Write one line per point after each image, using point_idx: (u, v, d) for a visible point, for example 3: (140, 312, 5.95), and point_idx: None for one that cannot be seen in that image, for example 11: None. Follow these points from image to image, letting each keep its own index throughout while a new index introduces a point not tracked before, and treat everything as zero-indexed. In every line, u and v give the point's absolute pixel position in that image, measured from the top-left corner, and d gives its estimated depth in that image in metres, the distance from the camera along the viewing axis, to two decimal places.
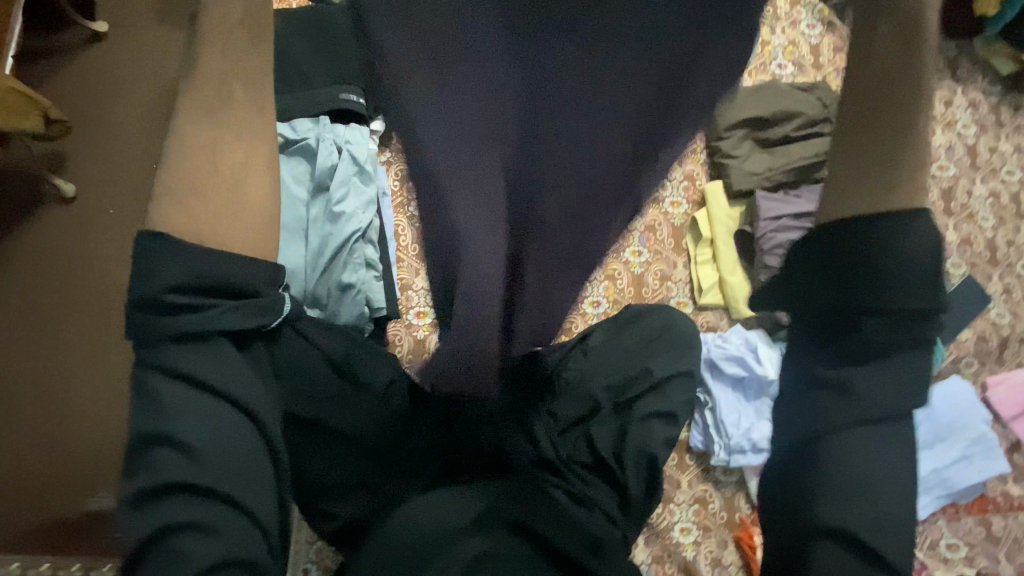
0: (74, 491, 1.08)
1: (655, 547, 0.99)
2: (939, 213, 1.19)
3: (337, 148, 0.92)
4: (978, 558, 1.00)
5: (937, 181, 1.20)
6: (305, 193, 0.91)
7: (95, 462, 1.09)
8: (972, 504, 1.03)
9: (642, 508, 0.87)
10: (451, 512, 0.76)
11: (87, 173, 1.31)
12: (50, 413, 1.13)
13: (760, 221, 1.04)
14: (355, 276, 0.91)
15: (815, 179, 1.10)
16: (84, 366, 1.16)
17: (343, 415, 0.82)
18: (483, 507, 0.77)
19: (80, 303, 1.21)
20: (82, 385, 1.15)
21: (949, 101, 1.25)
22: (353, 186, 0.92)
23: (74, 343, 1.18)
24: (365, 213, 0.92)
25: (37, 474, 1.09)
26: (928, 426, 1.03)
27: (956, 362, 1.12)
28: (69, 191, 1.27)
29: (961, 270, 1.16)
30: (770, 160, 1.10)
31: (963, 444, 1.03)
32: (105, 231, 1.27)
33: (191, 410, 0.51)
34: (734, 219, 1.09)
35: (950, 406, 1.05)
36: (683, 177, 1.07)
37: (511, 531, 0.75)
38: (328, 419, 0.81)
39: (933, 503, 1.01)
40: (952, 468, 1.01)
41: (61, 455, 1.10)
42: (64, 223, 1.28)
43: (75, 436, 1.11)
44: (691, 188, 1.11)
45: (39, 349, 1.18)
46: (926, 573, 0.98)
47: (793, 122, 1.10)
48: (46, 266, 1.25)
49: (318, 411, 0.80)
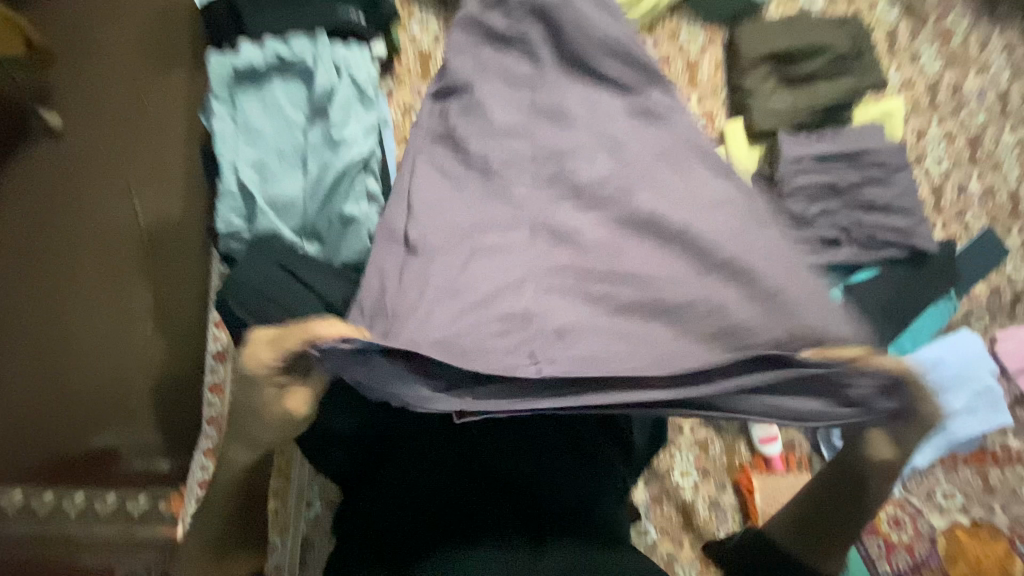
0: (83, 426, 1.09)
1: (654, 488, 1.00)
2: (962, 162, 1.14)
3: (336, 70, 0.86)
4: (973, 507, 1.01)
5: (965, 127, 1.15)
6: (303, 119, 0.85)
7: (111, 391, 1.11)
8: (969, 455, 1.04)
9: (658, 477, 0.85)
10: (441, 483, 0.74)
11: (75, 104, 1.26)
12: (53, 345, 1.14)
13: (782, 164, 0.99)
14: (358, 209, 0.84)
15: (839, 121, 1.04)
16: (94, 294, 1.17)
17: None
18: (476, 482, 0.75)
19: (79, 241, 1.20)
20: (88, 320, 1.16)
21: (984, 44, 1.17)
22: (353, 112, 0.86)
23: (87, 265, 1.19)
24: (365, 141, 0.85)
25: (45, 405, 1.11)
26: (934, 377, 1.02)
27: (966, 316, 1.09)
28: (55, 122, 1.23)
29: (979, 223, 1.12)
30: (795, 98, 1.03)
31: (965, 396, 1.02)
32: (103, 165, 1.24)
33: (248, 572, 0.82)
34: (753, 162, 1.04)
35: (956, 359, 1.03)
36: (701, 115, 1.07)
37: (498, 511, 0.73)
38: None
39: (931, 453, 1.01)
40: (954, 419, 1.01)
41: (73, 388, 1.12)
42: (55, 156, 1.24)
43: (82, 372, 1.13)
44: (710, 128, 1.07)
45: (43, 277, 1.18)
46: (922, 520, 0.97)
47: (822, 59, 1.03)
48: (36, 201, 1.22)
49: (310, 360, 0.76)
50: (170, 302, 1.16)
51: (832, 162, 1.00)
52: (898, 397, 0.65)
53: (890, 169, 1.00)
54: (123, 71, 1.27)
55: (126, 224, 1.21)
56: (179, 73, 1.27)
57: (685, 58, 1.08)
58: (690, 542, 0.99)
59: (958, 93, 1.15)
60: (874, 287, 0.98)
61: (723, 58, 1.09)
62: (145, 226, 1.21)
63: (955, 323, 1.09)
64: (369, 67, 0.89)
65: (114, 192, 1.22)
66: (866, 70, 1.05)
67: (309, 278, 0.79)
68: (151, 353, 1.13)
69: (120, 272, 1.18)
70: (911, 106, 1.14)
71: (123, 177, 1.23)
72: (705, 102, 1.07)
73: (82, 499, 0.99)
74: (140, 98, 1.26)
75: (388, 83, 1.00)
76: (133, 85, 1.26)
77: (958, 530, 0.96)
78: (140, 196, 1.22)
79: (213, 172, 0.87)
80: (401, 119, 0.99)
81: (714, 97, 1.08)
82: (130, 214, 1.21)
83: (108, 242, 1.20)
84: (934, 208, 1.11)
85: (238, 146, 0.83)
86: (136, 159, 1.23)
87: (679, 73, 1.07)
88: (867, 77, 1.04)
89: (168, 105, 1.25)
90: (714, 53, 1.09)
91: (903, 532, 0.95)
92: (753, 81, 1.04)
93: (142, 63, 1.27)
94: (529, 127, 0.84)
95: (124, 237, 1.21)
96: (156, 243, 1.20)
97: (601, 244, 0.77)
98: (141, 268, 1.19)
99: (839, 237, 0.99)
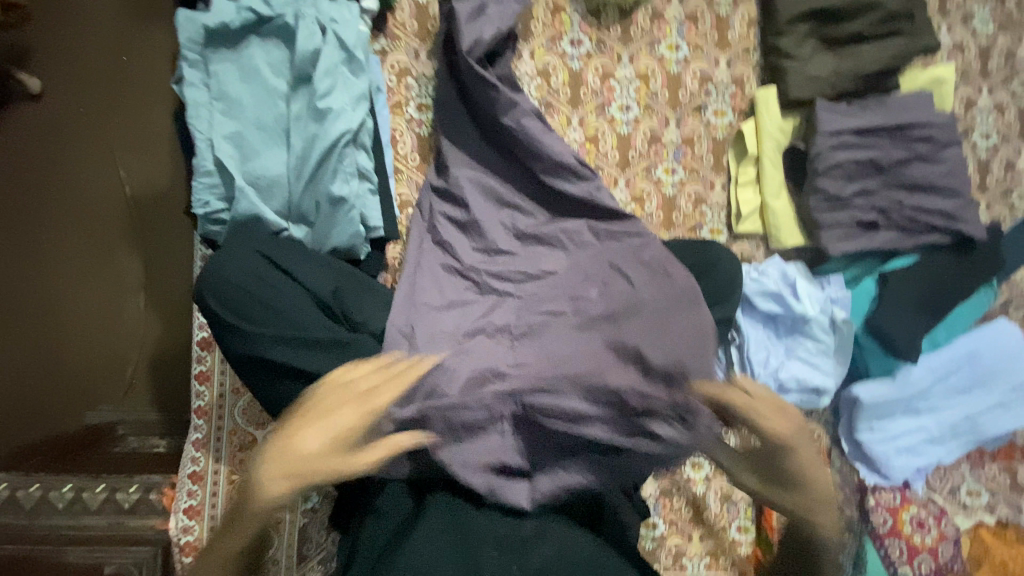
0: (77, 404, 1.07)
1: (664, 481, 0.95)
2: (1012, 136, 1.03)
3: (320, 28, 0.76)
4: (999, 506, 0.96)
5: (1017, 98, 1.03)
6: (285, 85, 0.76)
7: (102, 369, 1.09)
8: (998, 451, 0.98)
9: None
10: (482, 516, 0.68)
11: (50, 65, 1.14)
12: (35, 323, 1.09)
13: (817, 137, 0.89)
14: (347, 188, 0.76)
15: (885, 89, 0.93)
16: (80, 267, 1.11)
17: (330, 362, 0.70)
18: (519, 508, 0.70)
19: (56, 214, 1.12)
20: (73, 298, 1.10)
21: None
22: (340, 78, 0.77)
23: (70, 237, 1.12)
24: (354, 111, 0.77)
25: (31, 388, 1.06)
26: (968, 370, 0.95)
27: (1005, 305, 1.01)
28: (35, 87, 1.11)
29: None
30: (837, 62, 0.92)
31: (1000, 391, 0.95)
32: (87, 133, 1.14)
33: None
34: (786, 133, 0.94)
35: (995, 352, 0.95)
36: (731, 80, 0.96)
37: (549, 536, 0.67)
38: (315, 366, 0.69)
39: (957, 450, 0.96)
40: (986, 415, 0.95)
41: (60, 365, 1.08)
42: (32, 123, 1.13)
43: (71, 351, 1.09)
44: (739, 95, 0.97)
45: (22, 250, 1.11)
46: (947, 519, 0.92)
47: (870, 16, 0.91)
48: (17, 173, 1.12)
49: (299, 357, 0.69)
50: (166, 278, 1.12)
51: (875, 135, 0.90)
52: (709, 422, 0.72)
53: (937, 145, 0.90)
54: (100, 26, 1.15)
55: (111, 194, 1.13)
56: (159, 29, 1.16)
57: (715, 13, 0.96)
58: (700, 536, 0.95)
59: (1012, 59, 1.03)
60: (912, 274, 0.91)
61: (757, 15, 0.97)
62: (129, 196, 1.13)
63: (991, 313, 1.01)
64: (358, 25, 0.80)
65: (96, 163, 1.14)
66: (919, 30, 0.92)
67: (293, 267, 0.73)
68: (146, 327, 1.10)
69: (105, 248, 1.12)
70: (962, 72, 1.02)
71: (105, 146, 1.14)
72: (735, 65, 0.96)
73: (69, 491, 0.93)
74: (120, 57, 1.15)
75: (381, 42, 0.89)
76: (112, 43, 1.15)
77: (983, 530, 0.92)
78: (122, 167, 1.14)
79: (189, 145, 0.79)
80: (396, 83, 0.90)
81: (745, 59, 0.97)
82: (114, 185, 1.13)
83: (88, 215, 1.12)
84: (978, 187, 1.01)
85: (213, 116, 0.74)
86: (117, 126, 1.14)
87: (707, 31, 0.96)
88: (919, 38, 0.91)
89: (152, 65, 1.15)
90: (746, 9, 0.97)
91: (927, 535, 0.90)
92: (791, 41, 0.92)
93: (121, 18, 1.16)
94: (507, 176, 0.83)
95: (106, 209, 1.13)
96: (143, 215, 1.13)
97: (585, 340, 0.77)
98: (127, 242, 1.12)
99: (877, 219, 0.91)
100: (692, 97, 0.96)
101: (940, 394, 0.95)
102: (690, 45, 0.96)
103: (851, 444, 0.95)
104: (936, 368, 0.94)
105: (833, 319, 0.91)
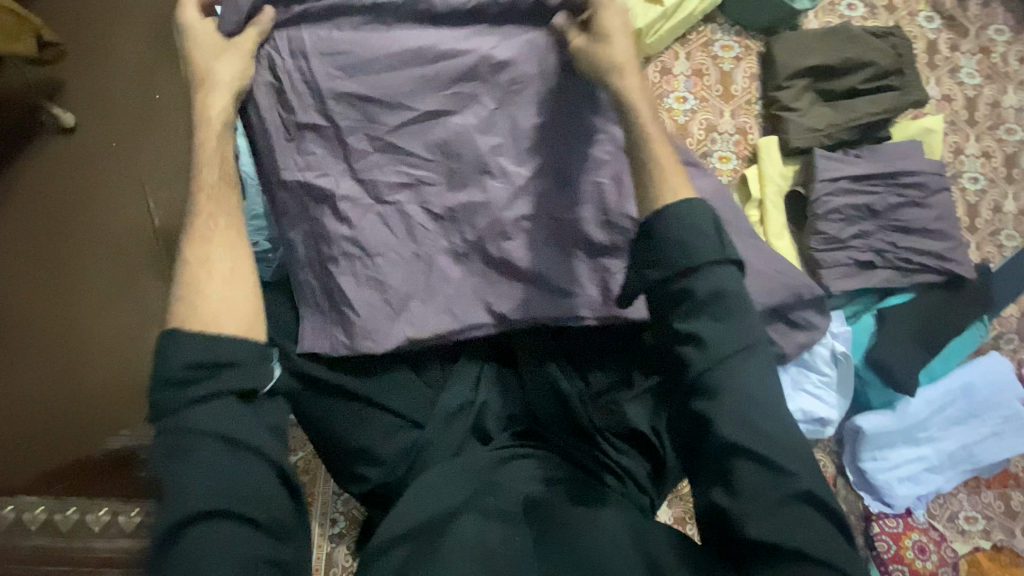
0: (102, 428, 1.10)
1: (678, 508, 1.00)
2: (998, 179, 1.10)
3: None
4: (995, 532, 1.00)
5: (1003, 145, 1.11)
6: None
7: (128, 391, 1.12)
8: (993, 479, 1.02)
9: (697, 319, 0.62)
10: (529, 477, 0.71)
11: (88, 99, 1.23)
12: (63, 346, 1.14)
13: (816, 183, 0.97)
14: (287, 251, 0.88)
15: (877, 138, 1.01)
16: (112, 294, 1.16)
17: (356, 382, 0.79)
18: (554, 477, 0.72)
19: (85, 242, 1.18)
20: (105, 312, 1.15)
21: None
22: None
23: (103, 262, 1.18)
24: None
25: (49, 418, 1.11)
26: (963, 402, 1.00)
27: (997, 338, 1.06)
28: (69, 120, 1.20)
29: (1013, 243, 1.09)
30: (832, 114, 1.00)
31: (994, 422, 1.00)
32: (119, 165, 1.21)
33: (222, 470, 0.55)
34: (787, 178, 1.01)
35: (985, 385, 1.01)
36: (734, 129, 1.04)
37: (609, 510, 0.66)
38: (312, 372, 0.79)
39: (956, 477, 1.00)
40: (982, 445, 1.00)
41: (87, 390, 1.12)
42: (67, 154, 1.21)
43: (95, 376, 1.13)
44: (743, 143, 1.04)
45: (57, 279, 1.16)
46: (946, 544, 0.99)
47: (862, 73, 1.00)
48: (52, 199, 1.20)
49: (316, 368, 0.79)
50: None
51: (869, 182, 0.97)
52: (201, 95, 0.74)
53: (928, 191, 0.97)
54: (141, 65, 1.24)
55: (142, 223, 1.19)
56: None
57: (719, 68, 1.05)
58: None
59: (997, 108, 1.12)
60: (905, 312, 0.97)
61: (758, 69, 1.06)
62: (160, 227, 1.19)
63: (984, 346, 1.06)
64: None
65: (127, 192, 1.20)
66: (909, 85, 1.01)
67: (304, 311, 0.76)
68: None
69: (131, 276, 1.17)
70: (950, 121, 1.10)
71: (138, 176, 1.20)
72: (738, 116, 1.05)
73: (104, 514, 1.04)
74: (154, 95, 1.23)
75: None
76: (148, 81, 1.23)
77: (980, 555, 0.98)
78: (149, 198, 1.20)
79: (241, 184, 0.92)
80: None
81: (748, 110, 1.05)
82: (145, 212, 1.19)
83: (120, 243, 1.18)
84: (968, 228, 1.08)
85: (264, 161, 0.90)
86: (146, 161, 1.21)
87: (712, 84, 1.05)
88: (909, 92, 1.00)
89: (182, 102, 1.23)
90: (748, 65, 1.06)
91: (927, 560, 0.97)
92: (789, 95, 1.01)
93: (158, 60, 1.24)
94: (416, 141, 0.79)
95: (139, 241, 1.18)
96: (167, 244, 1.18)
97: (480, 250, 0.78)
98: (157, 270, 1.17)
99: (874, 259, 0.96)
100: (698, 145, 1.03)
101: (938, 425, 1.00)
102: (697, 96, 1.04)
103: (855, 473, 1.00)
104: (933, 401, 0.99)
105: (834, 352, 0.95)
